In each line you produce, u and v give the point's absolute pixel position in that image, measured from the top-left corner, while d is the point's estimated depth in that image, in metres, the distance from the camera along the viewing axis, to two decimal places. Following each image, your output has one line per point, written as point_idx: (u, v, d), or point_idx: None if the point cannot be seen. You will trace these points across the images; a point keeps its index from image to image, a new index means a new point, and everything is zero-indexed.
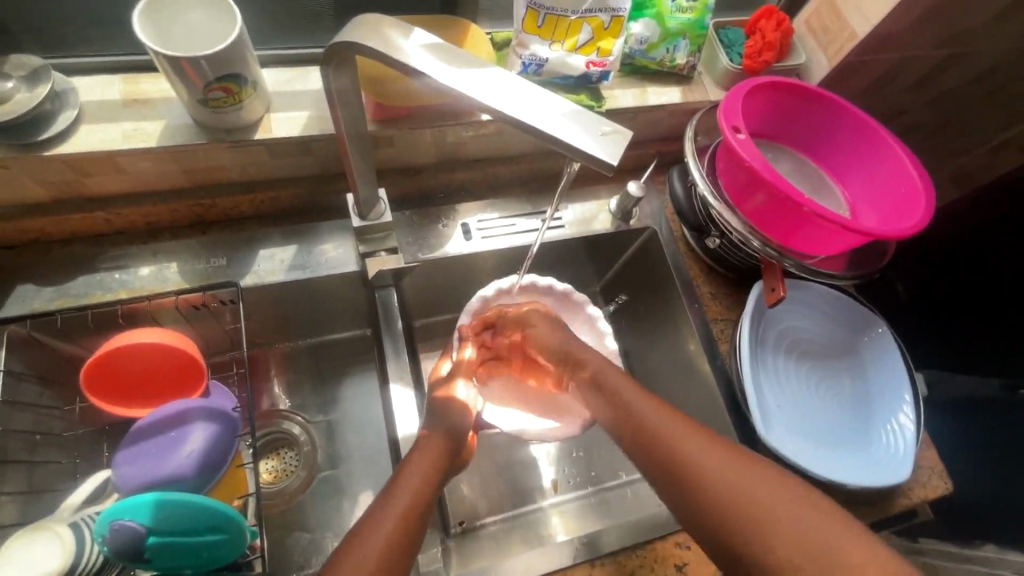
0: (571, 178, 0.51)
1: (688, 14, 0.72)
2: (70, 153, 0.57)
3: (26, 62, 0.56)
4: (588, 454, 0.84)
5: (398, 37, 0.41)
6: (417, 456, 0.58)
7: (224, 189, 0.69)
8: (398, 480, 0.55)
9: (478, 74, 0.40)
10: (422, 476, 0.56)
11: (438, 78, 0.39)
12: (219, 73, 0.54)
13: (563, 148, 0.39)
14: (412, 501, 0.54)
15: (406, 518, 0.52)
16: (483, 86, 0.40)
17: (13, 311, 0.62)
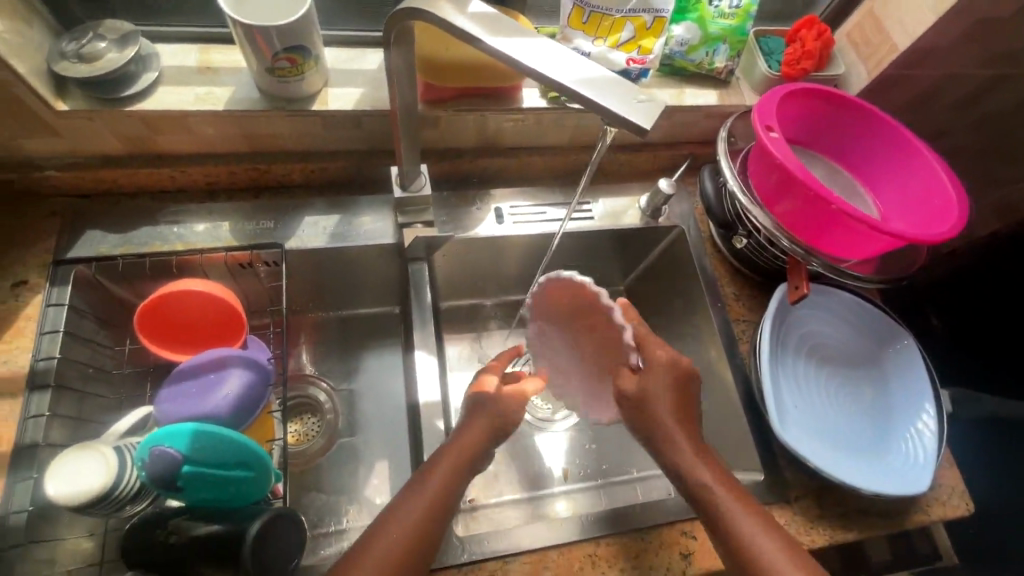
0: (604, 148, 0.54)
1: (729, 20, 0.75)
2: (148, 110, 0.63)
3: (118, 27, 0.62)
4: (595, 447, 0.86)
5: (451, 6, 0.44)
6: (445, 457, 0.58)
7: (280, 157, 0.74)
8: (421, 484, 0.57)
9: (523, 43, 0.43)
10: (446, 475, 0.57)
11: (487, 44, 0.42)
12: (287, 44, 0.59)
13: (599, 114, 0.41)
14: (432, 505, 0.55)
15: (422, 521, 0.54)
16: (527, 51, 0.43)
17: (83, 252, 0.68)
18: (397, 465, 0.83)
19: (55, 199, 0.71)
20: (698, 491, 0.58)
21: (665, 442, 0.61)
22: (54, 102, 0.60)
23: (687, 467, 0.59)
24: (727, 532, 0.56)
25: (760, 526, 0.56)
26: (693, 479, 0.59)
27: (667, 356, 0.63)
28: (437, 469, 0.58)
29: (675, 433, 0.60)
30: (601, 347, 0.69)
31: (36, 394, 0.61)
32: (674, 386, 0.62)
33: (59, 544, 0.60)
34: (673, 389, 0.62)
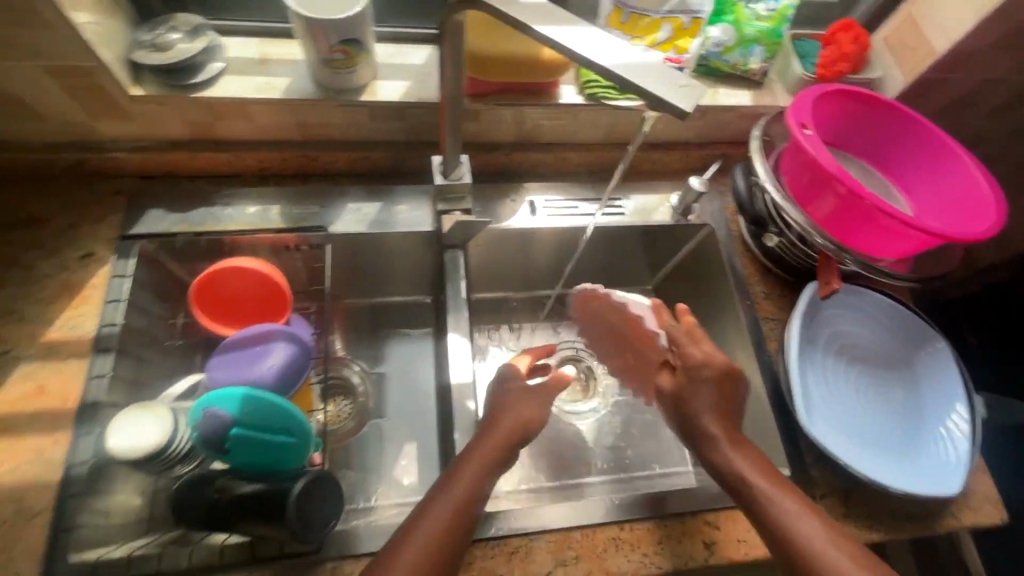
0: (642, 139, 0.56)
1: (765, 23, 0.76)
2: (212, 97, 0.67)
3: (190, 21, 0.67)
4: (617, 442, 0.87)
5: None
6: (463, 469, 0.57)
7: (328, 145, 0.78)
8: (441, 495, 0.55)
9: (573, 29, 0.43)
10: (476, 474, 0.56)
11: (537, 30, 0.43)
12: (341, 37, 0.63)
13: (643, 97, 0.42)
14: (456, 510, 0.54)
15: (446, 530, 0.53)
16: (575, 37, 0.43)
17: (145, 230, 0.73)
18: (424, 448, 0.86)
19: (123, 180, 0.76)
20: (738, 482, 0.58)
21: (704, 438, 0.60)
22: (130, 87, 0.65)
23: (724, 459, 0.58)
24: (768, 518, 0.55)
25: (804, 514, 0.55)
26: (731, 470, 0.58)
27: (704, 353, 0.63)
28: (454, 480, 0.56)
29: (716, 429, 0.60)
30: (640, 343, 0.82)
31: (101, 356, 0.66)
32: (713, 384, 0.61)
33: (111, 499, 0.63)
34: (713, 386, 0.61)
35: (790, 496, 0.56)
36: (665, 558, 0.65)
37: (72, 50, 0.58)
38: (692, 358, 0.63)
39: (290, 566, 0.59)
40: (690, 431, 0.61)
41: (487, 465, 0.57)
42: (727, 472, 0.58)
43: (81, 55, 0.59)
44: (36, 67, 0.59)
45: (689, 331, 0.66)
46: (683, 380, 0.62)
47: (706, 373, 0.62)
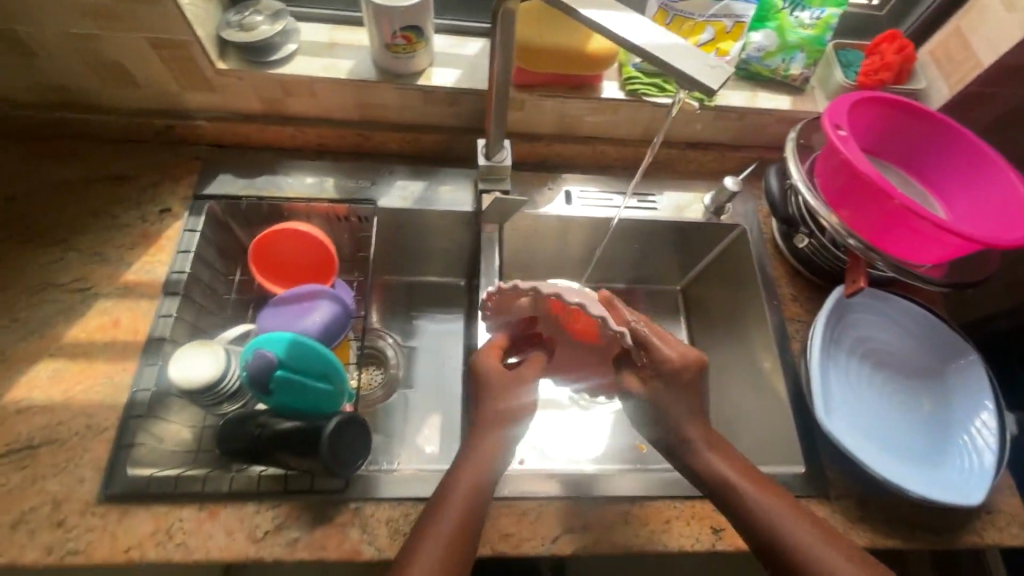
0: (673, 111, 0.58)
1: (808, 31, 0.79)
2: (285, 75, 0.75)
3: (272, 6, 0.75)
4: (630, 438, 0.91)
5: None
6: (463, 472, 0.57)
7: (382, 126, 0.84)
8: (445, 500, 0.55)
9: (618, 16, 0.47)
10: (478, 467, 0.57)
11: (585, 15, 0.46)
12: (404, 24, 0.69)
13: (678, 77, 0.44)
14: (462, 513, 0.55)
15: (455, 540, 0.53)
16: (619, 23, 0.46)
17: (216, 191, 0.81)
18: (446, 421, 0.89)
19: (199, 146, 0.84)
20: (718, 483, 0.59)
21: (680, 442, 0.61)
22: (215, 61, 0.73)
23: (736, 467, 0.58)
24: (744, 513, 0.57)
25: (776, 502, 0.57)
26: (710, 472, 0.59)
27: (676, 351, 0.63)
28: (455, 484, 0.57)
29: (693, 432, 0.61)
30: (587, 335, 0.71)
31: (168, 298, 0.73)
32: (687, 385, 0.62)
33: (166, 427, 0.69)
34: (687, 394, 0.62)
35: (770, 495, 0.57)
36: (672, 538, 0.67)
37: (172, 25, 0.66)
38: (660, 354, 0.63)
39: (318, 499, 0.64)
40: (707, 434, 0.61)
41: (494, 429, 0.60)
42: (706, 473, 0.60)
43: (179, 30, 0.67)
44: (141, 39, 0.68)
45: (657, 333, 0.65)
46: (658, 387, 0.63)
47: (684, 377, 0.61)
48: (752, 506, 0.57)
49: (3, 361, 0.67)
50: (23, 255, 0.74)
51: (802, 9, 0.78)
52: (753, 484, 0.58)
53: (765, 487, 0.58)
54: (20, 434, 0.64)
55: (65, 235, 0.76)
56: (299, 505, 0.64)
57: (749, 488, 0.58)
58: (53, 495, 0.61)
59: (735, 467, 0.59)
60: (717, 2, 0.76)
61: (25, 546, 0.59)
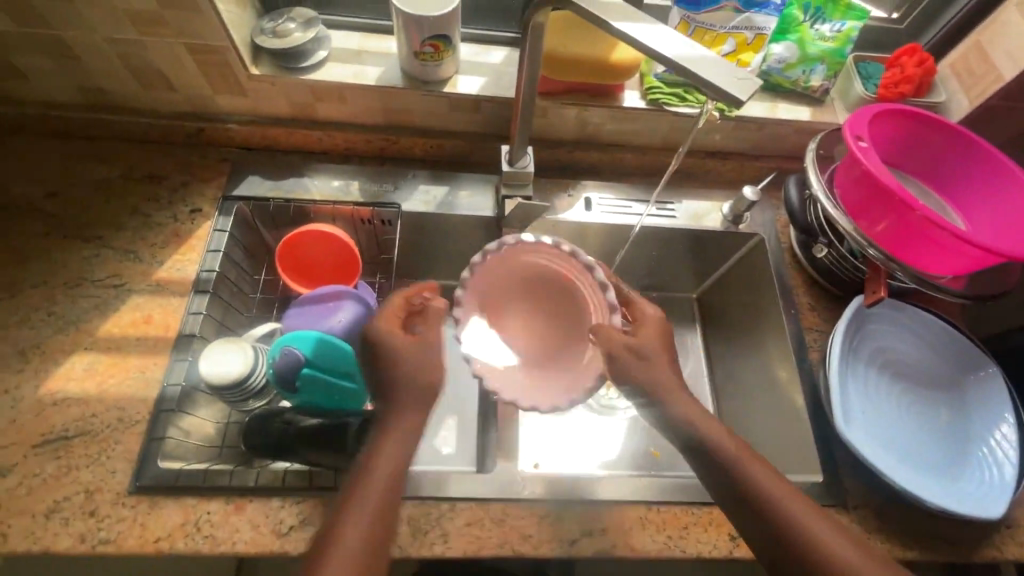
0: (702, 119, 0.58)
1: (829, 43, 0.81)
2: (315, 80, 0.77)
3: (304, 15, 0.77)
4: (645, 444, 0.93)
5: None
6: (381, 454, 0.57)
7: (406, 131, 0.85)
8: (362, 483, 0.55)
9: (649, 27, 0.47)
10: (396, 449, 0.57)
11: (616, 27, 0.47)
12: (433, 33, 0.71)
13: (707, 88, 0.45)
14: (380, 496, 0.54)
15: (371, 524, 0.53)
16: (650, 34, 0.47)
17: (244, 193, 0.83)
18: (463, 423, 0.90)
19: (229, 148, 0.87)
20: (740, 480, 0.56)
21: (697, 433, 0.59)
22: (249, 67, 0.75)
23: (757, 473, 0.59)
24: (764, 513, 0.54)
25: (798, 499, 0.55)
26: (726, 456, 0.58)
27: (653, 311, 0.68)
28: (372, 467, 0.56)
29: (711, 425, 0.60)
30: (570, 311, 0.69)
31: (198, 296, 0.75)
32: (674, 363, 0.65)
33: (192, 421, 0.71)
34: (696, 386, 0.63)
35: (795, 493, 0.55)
36: (689, 543, 0.67)
37: (212, 31, 0.68)
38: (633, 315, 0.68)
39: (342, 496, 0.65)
40: None
41: (412, 409, 0.59)
42: (715, 458, 0.58)
43: (218, 36, 0.69)
44: (180, 45, 0.70)
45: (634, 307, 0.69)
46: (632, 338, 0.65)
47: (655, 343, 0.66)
48: (768, 506, 0.54)
49: (40, 354, 0.70)
50: (60, 252, 0.76)
51: (823, 21, 0.79)
52: (772, 480, 0.56)
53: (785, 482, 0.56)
54: (56, 425, 0.66)
55: (100, 233, 0.78)
56: (324, 501, 0.65)
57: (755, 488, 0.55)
58: (86, 485, 0.63)
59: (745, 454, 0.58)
60: (739, 14, 0.78)
61: (59, 534, 0.60)
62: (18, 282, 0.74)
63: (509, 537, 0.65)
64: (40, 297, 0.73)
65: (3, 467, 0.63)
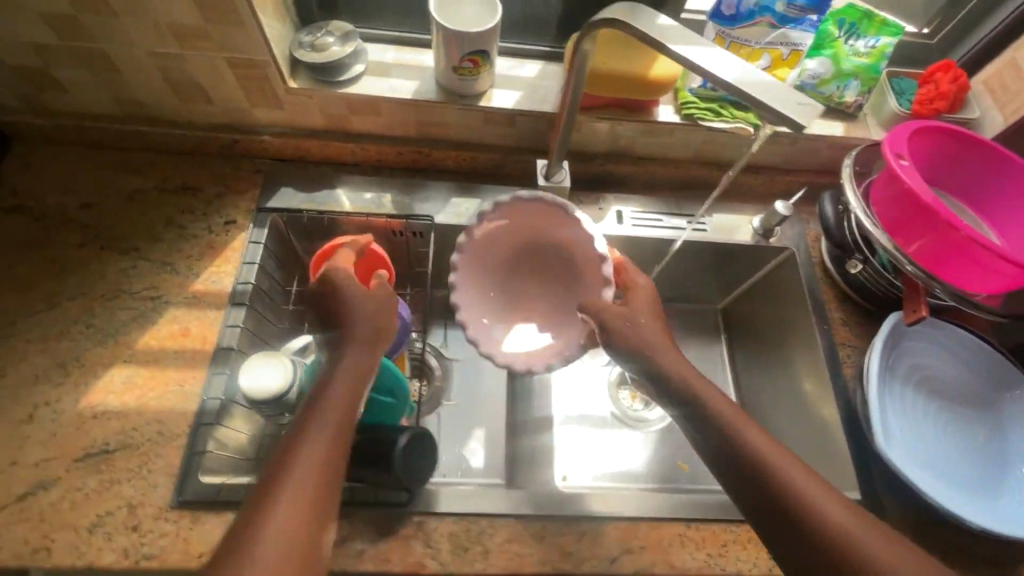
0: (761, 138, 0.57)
1: (863, 59, 0.81)
2: (352, 94, 0.77)
3: (341, 28, 0.77)
4: (672, 456, 0.94)
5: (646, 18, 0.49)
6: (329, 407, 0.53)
7: (439, 143, 0.85)
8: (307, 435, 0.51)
9: (708, 51, 0.47)
10: (344, 403, 0.54)
11: (676, 50, 0.47)
12: (473, 48, 0.71)
13: (767, 113, 0.45)
14: (325, 449, 0.50)
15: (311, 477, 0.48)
16: (709, 58, 0.47)
17: (278, 205, 0.83)
18: (491, 436, 0.89)
19: (262, 160, 0.87)
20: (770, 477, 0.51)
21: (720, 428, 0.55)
22: (288, 80, 0.75)
23: None
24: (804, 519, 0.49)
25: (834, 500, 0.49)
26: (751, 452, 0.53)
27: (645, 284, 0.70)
28: (319, 420, 0.52)
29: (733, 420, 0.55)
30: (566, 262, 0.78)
31: (235, 308, 0.75)
32: None
33: (230, 434, 0.71)
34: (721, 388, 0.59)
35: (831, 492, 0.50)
36: (729, 562, 0.67)
37: (254, 46, 0.68)
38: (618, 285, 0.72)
39: (382, 512, 0.65)
40: None
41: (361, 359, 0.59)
42: (740, 455, 0.53)
43: (259, 51, 0.69)
44: (221, 58, 0.70)
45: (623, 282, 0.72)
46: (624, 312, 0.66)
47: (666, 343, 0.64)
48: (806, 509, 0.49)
49: (79, 367, 0.70)
50: (96, 264, 0.77)
51: (858, 37, 0.79)
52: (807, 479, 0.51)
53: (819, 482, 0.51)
54: (96, 439, 0.66)
55: (137, 244, 0.79)
56: (365, 517, 0.65)
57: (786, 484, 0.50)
58: (128, 500, 0.63)
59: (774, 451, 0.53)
60: (775, 29, 0.78)
61: (102, 549, 0.61)
62: (55, 293, 0.74)
63: (550, 555, 0.65)
64: (78, 309, 0.73)
65: (46, 480, 0.63)
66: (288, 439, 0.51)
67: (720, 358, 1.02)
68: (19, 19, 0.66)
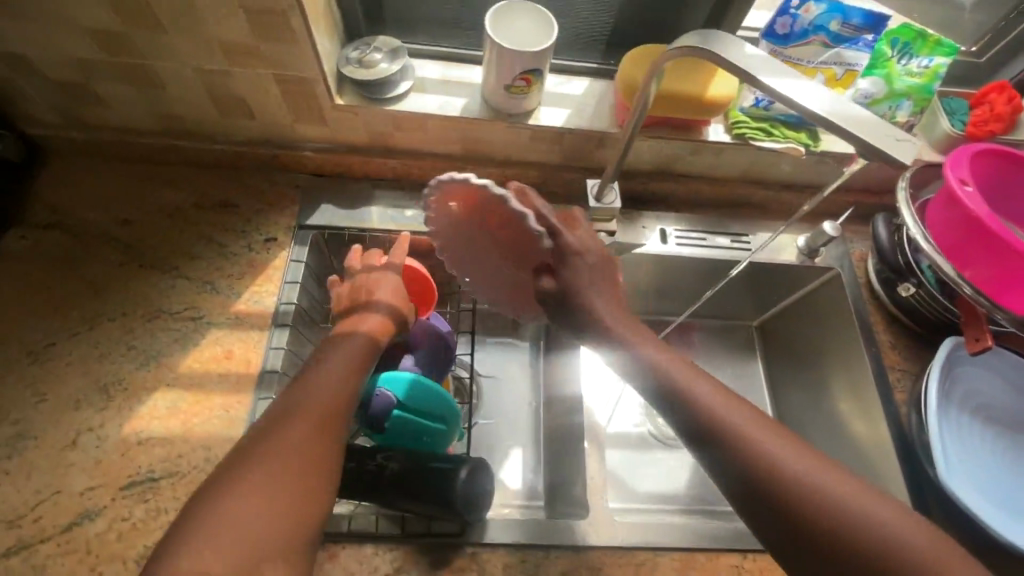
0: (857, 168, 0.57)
1: (915, 78, 0.79)
2: (399, 111, 0.75)
3: (389, 44, 0.75)
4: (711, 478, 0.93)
5: (733, 48, 0.49)
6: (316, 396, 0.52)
7: (483, 160, 0.84)
8: (286, 426, 0.49)
9: (799, 83, 0.46)
10: (329, 393, 0.52)
11: (767, 82, 0.46)
12: (526, 67, 0.69)
13: (863, 148, 0.44)
14: (307, 440, 0.48)
15: (291, 473, 0.46)
16: (801, 90, 0.46)
17: (319, 221, 0.81)
18: (531, 457, 0.88)
19: (299, 175, 0.85)
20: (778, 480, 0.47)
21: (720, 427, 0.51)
22: (334, 97, 0.73)
23: None
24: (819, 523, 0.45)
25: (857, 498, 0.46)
26: (757, 451, 0.49)
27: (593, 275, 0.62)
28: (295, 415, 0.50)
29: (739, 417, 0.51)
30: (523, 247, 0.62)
31: (278, 330, 0.74)
32: None
33: None
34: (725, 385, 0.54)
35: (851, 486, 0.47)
36: None
37: (304, 63, 0.67)
38: (570, 248, 0.61)
39: (436, 542, 0.64)
40: None
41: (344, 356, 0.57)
42: (748, 456, 0.49)
43: (309, 68, 0.68)
44: (269, 75, 0.69)
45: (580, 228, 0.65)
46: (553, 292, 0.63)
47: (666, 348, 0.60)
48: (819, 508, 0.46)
49: (122, 391, 0.68)
50: (136, 282, 0.75)
51: (910, 57, 0.78)
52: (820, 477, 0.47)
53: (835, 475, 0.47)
54: (142, 466, 0.64)
55: (175, 263, 0.77)
56: (419, 547, 0.64)
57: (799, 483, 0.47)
58: None
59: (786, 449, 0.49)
60: (829, 49, 0.77)
61: None
62: (95, 313, 0.72)
63: None
64: (119, 330, 0.72)
65: (92, 510, 0.62)
66: (262, 429, 0.49)
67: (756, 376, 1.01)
68: (65, 34, 0.64)
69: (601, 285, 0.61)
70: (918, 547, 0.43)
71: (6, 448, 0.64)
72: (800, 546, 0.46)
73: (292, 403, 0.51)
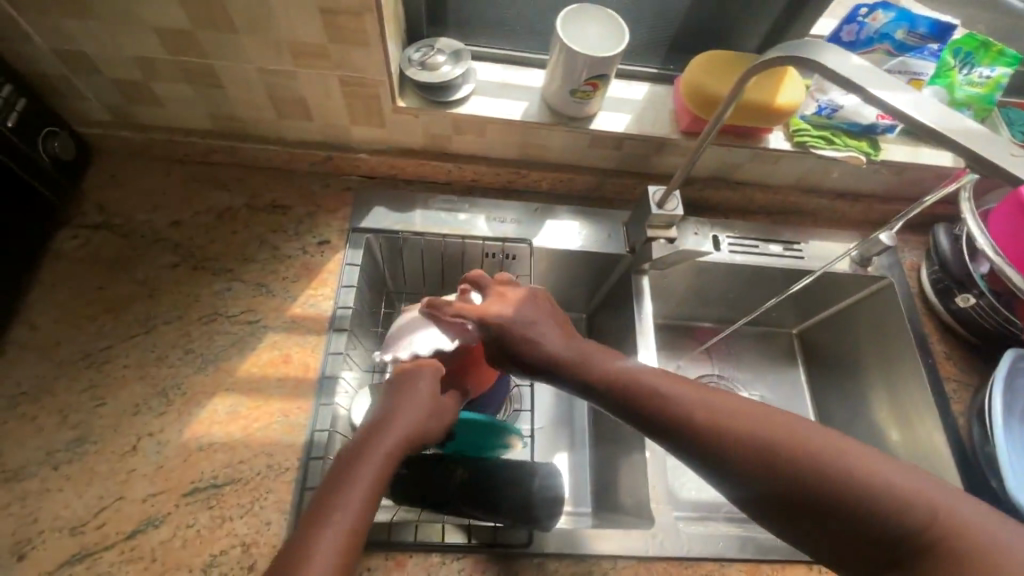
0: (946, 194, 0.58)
1: (976, 88, 0.78)
2: (460, 114, 0.74)
3: (450, 47, 0.74)
4: None
5: (834, 58, 0.48)
6: (373, 452, 0.49)
7: (538, 165, 0.83)
8: (342, 486, 0.46)
9: (907, 94, 0.46)
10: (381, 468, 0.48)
11: (874, 93, 0.46)
12: (594, 73, 0.67)
13: (981, 164, 0.44)
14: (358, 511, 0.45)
15: (361, 517, 0.44)
16: (911, 102, 0.45)
17: (371, 225, 0.80)
18: (580, 463, 0.87)
19: (350, 177, 0.84)
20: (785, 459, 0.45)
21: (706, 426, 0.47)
22: (397, 99, 0.72)
23: None
24: (843, 503, 0.42)
25: (883, 462, 0.43)
26: (749, 441, 0.46)
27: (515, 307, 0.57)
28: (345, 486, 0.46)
29: (724, 406, 0.48)
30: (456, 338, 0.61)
31: (336, 335, 0.73)
32: None
33: None
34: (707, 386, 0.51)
35: (873, 453, 0.44)
36: None
37: (373, 67, 0.66)
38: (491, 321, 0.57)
39: (505, 552, 0.63)
40: None
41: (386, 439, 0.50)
42: (744, 446, 0.46)
43: (376, 71, 0.67)
44: (334, 77, 0.68)
45: (493, 288, 0.59)
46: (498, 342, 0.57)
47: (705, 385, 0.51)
48: (842, 484, 0.43)
49: (181, 396, 0.67)
50: (190, 285, 0.74)
51: (972, 67, 0.78)
52: (838, 447, 0.44)
53: (849, 445, 0.45)
54: (204, 473, 0.63)
55: (229, 265, 0.76)
56: (487, 558, 0.63)
57: (805, 457, 0.44)
58: (241, 538, 0.60)
59: (784, 424, 0.46)
60: (892, 58, 0.76)
61: None
62: (150, 316, 0.71)
63: None
64: (176, 333, 0.70)
65: (156, 517, 0.61)
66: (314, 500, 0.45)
67: (798, 386, 1.00)
68: (134, 34, 0.63)
69: (544, 320, 0.57)
70: (962, 516, 0.40)
71: (66, 453, 0.63)
72: (823, 530, 0.43)
73: (335, 477, 0.47)
